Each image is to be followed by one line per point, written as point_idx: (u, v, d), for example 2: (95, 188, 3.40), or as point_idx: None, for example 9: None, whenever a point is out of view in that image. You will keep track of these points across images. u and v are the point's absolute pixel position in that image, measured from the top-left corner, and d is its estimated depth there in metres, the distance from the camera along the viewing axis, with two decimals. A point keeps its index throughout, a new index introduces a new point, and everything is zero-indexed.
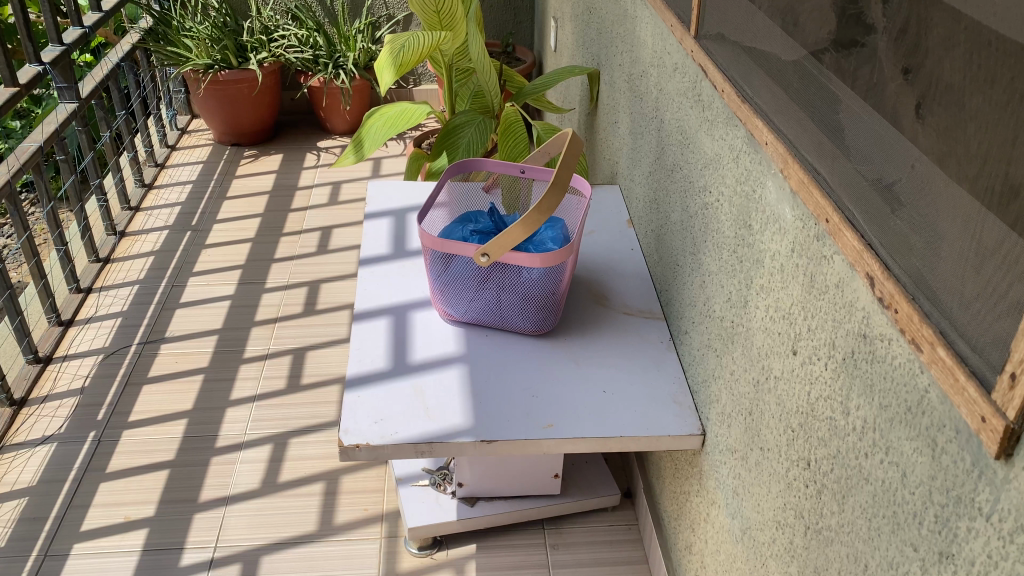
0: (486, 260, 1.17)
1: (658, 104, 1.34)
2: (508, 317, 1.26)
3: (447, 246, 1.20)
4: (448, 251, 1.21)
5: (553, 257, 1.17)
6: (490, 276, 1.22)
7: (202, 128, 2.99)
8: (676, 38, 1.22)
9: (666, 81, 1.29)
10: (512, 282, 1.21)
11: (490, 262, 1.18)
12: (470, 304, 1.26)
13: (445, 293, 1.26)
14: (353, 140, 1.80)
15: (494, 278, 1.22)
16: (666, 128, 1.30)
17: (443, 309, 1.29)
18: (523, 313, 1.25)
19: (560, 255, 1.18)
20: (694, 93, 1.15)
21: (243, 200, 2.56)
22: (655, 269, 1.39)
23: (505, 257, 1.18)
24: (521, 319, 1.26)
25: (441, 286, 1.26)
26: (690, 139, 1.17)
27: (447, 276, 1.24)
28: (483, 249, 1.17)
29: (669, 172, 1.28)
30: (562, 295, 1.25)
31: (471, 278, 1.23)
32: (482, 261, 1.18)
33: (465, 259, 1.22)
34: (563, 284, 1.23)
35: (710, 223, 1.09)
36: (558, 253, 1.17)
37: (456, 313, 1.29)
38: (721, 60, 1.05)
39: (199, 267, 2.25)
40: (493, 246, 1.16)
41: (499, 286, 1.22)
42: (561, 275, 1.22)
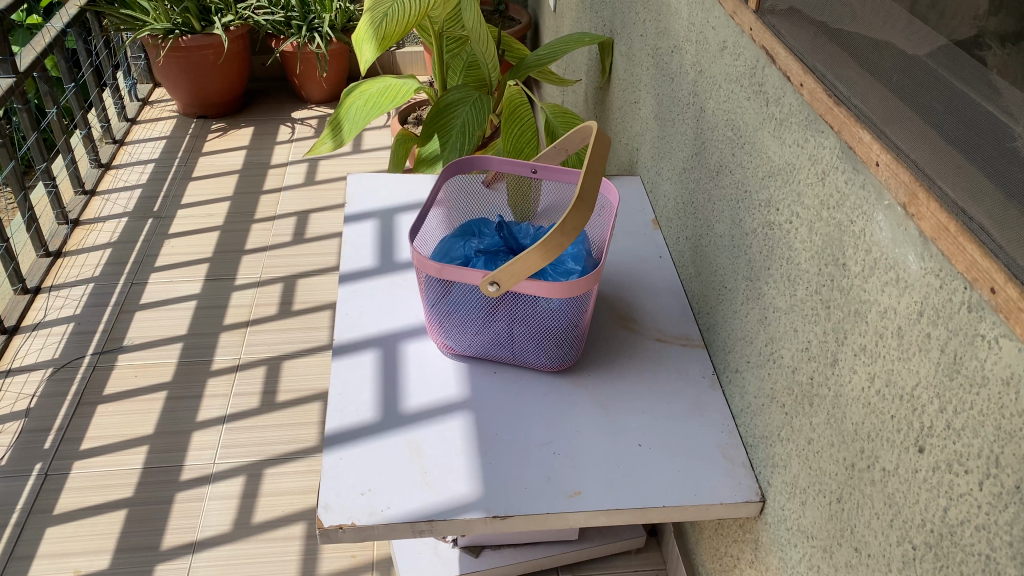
0: (494, 290, 0.96)
1: (697, 88, 1.11)
2: (520, 353, 1.05)
3: (447, 271, 0.98)
4: (448, 279, 0.99)
5: (576, 286, 0.96)
6: (499, 307, 1.00)
7: (164, 99, 2.72)
8: (724, 10, 0.99)
9: (709, 62, 1.06)
10: (524, 313, 1.00)
11: (500, 292, 0.96)
12: (474, 338, 1.05)
13: (444, 325, 1.04)
14: (331, 122, 1.57)
15: (504, 309, 1.00)
16: (708, 119, 1.07)
17: (441, 341, 1.08)
18: (539, 349, 1.03)
19: (584, 283, 0.96)
20: (752, 81, 0.92)
21: (211, 181, 2.32)
22: (692, 284, 1.17)
23: (519, 287, 0.96)
24: (535, 355, 1.04)
25: (438, 317, 1.04)
26: (747, 139, 0.95)
27: (445, 306, 1.02)
28: (490, 277, 0.95)
29: (714, 174, 1.06)
30: (585, 326, 1.03)
31: (475, 309, 1.01)
32: (489, 290, 0.96)
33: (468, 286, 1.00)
34: (586, 314, 1.02)
35: (777, 248, 0.87)
36: (582, 281, 0.95)
37: (456, 348, 1.07)
38: (792, 44, 0.83)
39: (162, 260, 2.02)
40: (505, 274, 0.94)
41: (509, 318, 1.01)
42: (584, 304, 1.00)
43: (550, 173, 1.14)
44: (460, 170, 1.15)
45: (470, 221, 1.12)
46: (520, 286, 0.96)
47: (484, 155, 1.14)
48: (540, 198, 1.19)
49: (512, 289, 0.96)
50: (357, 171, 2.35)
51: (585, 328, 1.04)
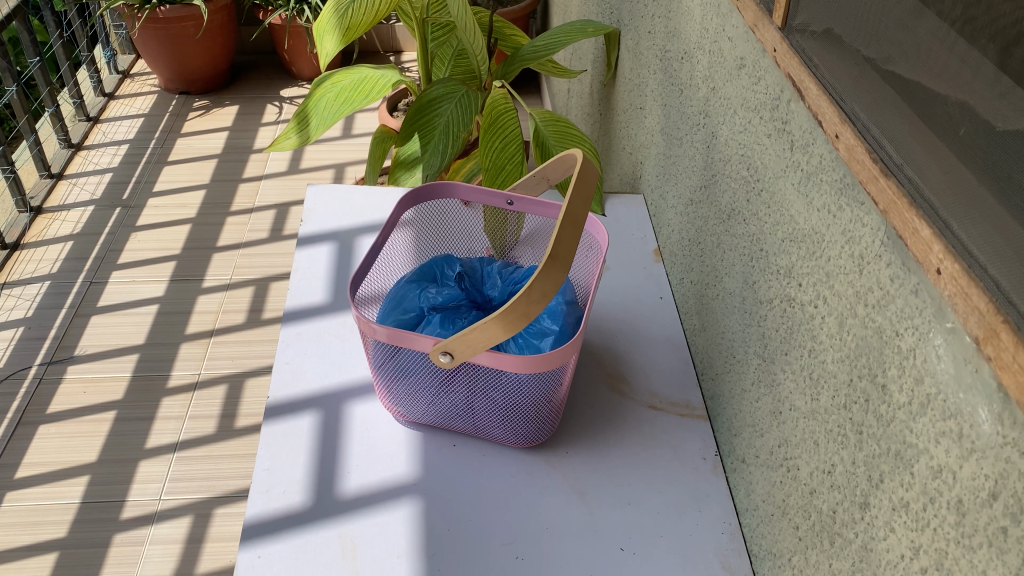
0: (448, 361, 0.78)
1: (708, 110, 0.92)
2: (483, 425, 0.88)
3: (394, 334, 0.80)
4: (395, 343, 0.81)
5: (547, 359, 0.77)
6: (455, 376, 0.82)
7: (146, 72, 2.54)
8: (744, 19, 0.80)
9: (725, 80, 0.87)
10: (487, 385, 0.82)
11: (454, 363, 0.78)
12: (427, 405, 0.87)
13: (391, 388, 0.87)
14: (297, 116, 1.38)
15: (462, 380, 0.82)
16: (720, 149, 0.88)
17: (390, 404, 0.91)
18: (503, 422, 0.86)
19: (557, 356, 0.77)
20: (773, 117, 0.74)
21: (187, 165, 2.15)
22: (695, 338, 0.99)
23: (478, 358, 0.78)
24: (501, 428, 0.87)
25: (383, 380, 0.87)
26: (765, 186, 0.76)
27: (393, 370, 0.85)
28: (443, 346, 0.77)
29: (726, 218, 0.87)
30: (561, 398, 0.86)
31: (428, 375, 0.83)
32: (441, 360, 0.78)
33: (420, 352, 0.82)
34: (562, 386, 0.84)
35: (798, 335, 0.69)
36: (554, 355, 0.77)
37: (408, 414, 0.90)
38: (828, 78, 0.64)
39: (126, 256, 1.86)
40: (459, 343, 0.76)
41: (466, 387, 0.83)
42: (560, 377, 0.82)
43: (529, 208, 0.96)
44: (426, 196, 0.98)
45: (432, 259, 0.94)
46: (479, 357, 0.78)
47: (455, 183, 0.96)
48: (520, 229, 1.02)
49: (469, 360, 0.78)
50: (345, 159, 2.17)
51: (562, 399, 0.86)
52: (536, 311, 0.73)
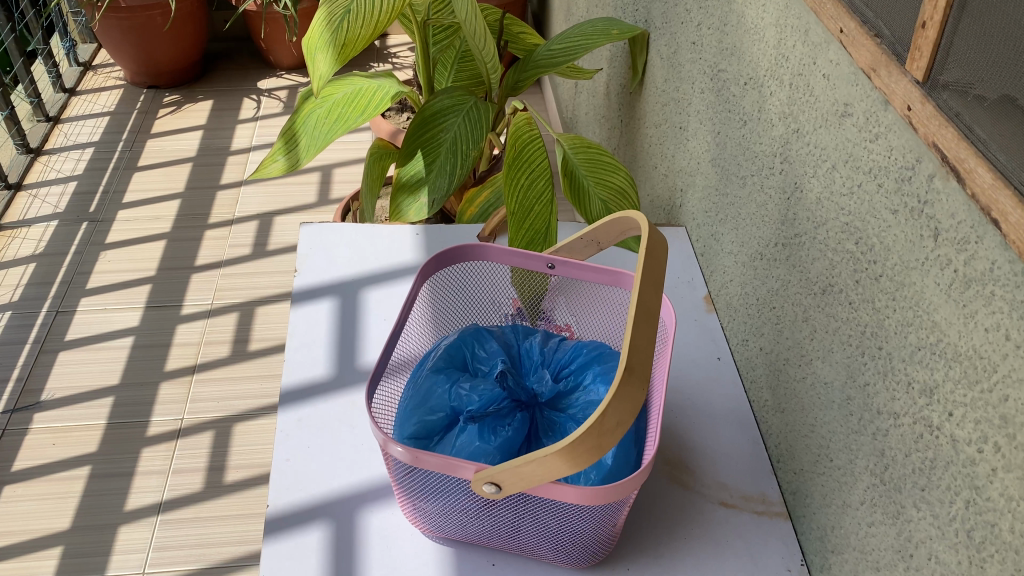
0: (494, 492, 0.63)
1: (787, 155, 0.77)
2: (529, 546, 0.73)
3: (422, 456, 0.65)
4: (427, 467, 0.65)
5: (617, 488, 0.63)
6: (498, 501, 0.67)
7: (110, 63, 2.34)
8: (851, 58, 0.65)
9: (814, 124, 0.72)
10: (539, 511, 0.67)
11: (501, 495, 0.63)
12: (462, 525, 0.72)
13: (416, 506, 0.72)
14: (284, 133, 1.22)
15: (507, 505, 0.67)
16: (807, 206, 0.73)
17: (415, 519, 0.76)
18: (556, 544, 0.71)
19: (628, 485, 0.63)
20: (902, 190, 0.59)
21: (160, 170, 1.97)
22: (768, 416, 0.85)
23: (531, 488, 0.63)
24: (551, 550, 0.72)
25: (407, 498, 0.72)
26: (886, 271, 0.61)
27: (421, 490, 0.70)
28: (486, 476, 0.62)
29: (819, 291, 0.72)
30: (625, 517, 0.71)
31: (463, 499, 0.68)
32: (485, 490, 0.63)
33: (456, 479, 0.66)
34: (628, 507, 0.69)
35: (946, 474, 0.55)
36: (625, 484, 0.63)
37: (437, 530, 0.75)
38: (1004, 161, 0.49)
39: (96, 279, 1.68)
40: (508, 474, 0.61)
41: (511, 512, 0.68)
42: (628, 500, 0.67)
43: (573, 273, 0.83)
44: (450, 261, 0.84)
45: (456, 335, 0.79)
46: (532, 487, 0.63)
47: (486, 246, 0.84)
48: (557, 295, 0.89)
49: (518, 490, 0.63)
50: (332, 160, 2.00)
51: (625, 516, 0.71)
52: (610, 441, 0.59)
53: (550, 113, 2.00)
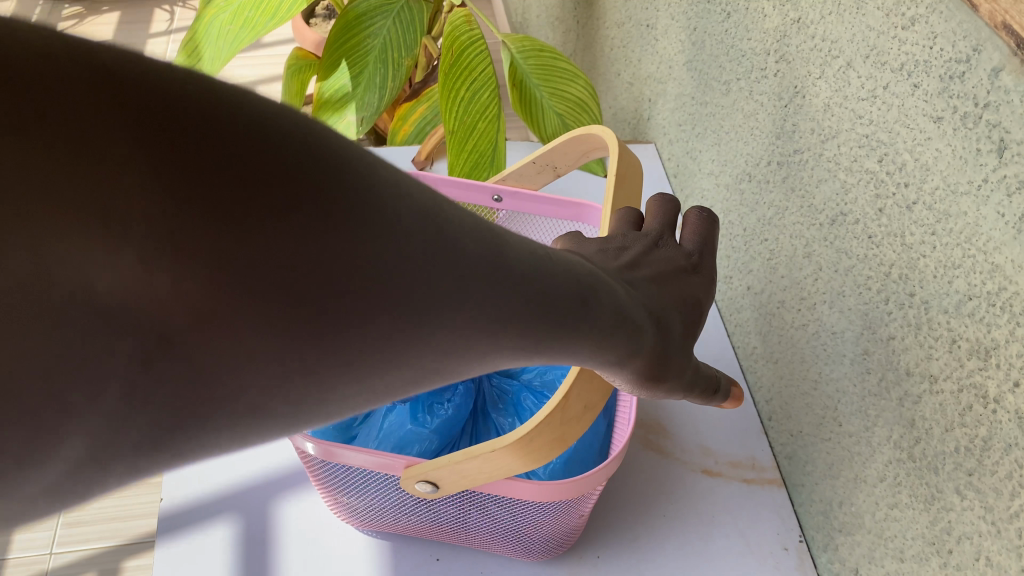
0: (432, 492, 0.50)
1: (784, 52, 0.63)
2: (478, 539, 0.60)
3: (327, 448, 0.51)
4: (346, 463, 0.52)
5: (581, 481, 0.50)
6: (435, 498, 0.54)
7: None
8: None
9: (822, 11, 0.57)
10: (486, 505, 0.54)
11: (433, 494, 0.50)
12: (394, 519, 0.59)
13: (337, 499, 0.59)
14: (185, 47, 1.05)
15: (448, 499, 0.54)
16: (812, 116, 0.59)
17: (339, 510, 0.62)
18: (510, 538, 0.58)
19: (595, 478, 0.50)
20: (950, 91, 0.45)
21: None
22: (757, 366, 0.73)
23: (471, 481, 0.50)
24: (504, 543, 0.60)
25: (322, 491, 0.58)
26: (922, 197, 0.48)
27: (341, 486, 0.56)
28: (414, 474, 0.49)
29: (826, 221, 0.59)
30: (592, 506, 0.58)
31: (391, 494, 0.55)
32: (419, 489, 0.50)
33: (380, 474, 0.52)
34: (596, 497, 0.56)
35: (1005, 459, 0.43)
36: (590, 478, 0.49)
37: (366, 522, 0.62)
38: None
39: None
40: (436, 471, 0.48)
41: (452, 506, 0.55)
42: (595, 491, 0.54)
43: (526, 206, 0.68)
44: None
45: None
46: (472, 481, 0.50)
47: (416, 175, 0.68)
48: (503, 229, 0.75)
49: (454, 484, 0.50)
50: (257, 77, 1.81)
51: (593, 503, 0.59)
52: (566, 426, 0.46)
53: (497, 19, 1.81)
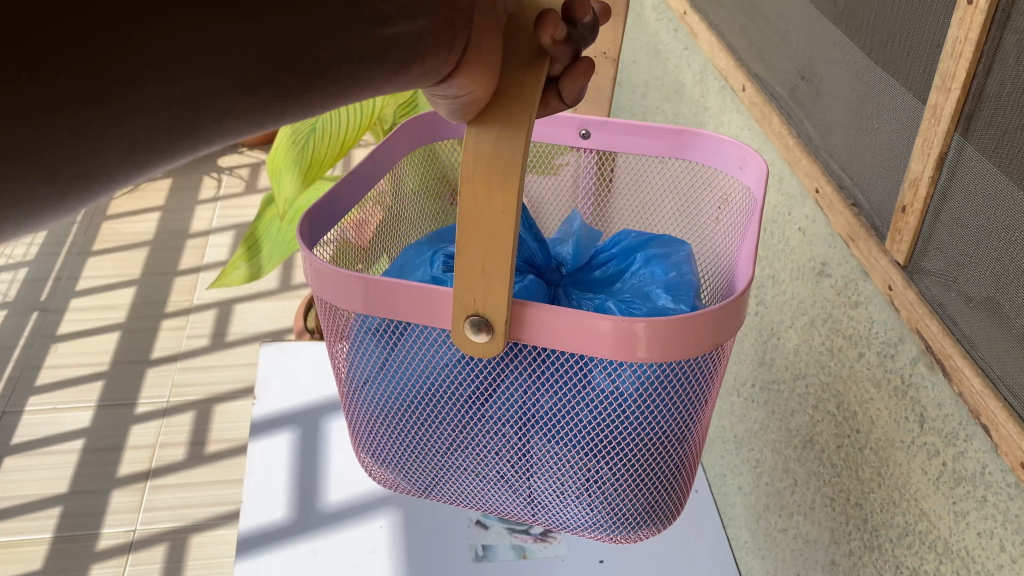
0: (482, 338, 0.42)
1: (762, 299, 0.76)
2: (566, 487, 0.50)
3: (370, 300, 0.45)
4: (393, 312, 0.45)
5: (674, 332, 0.42)
6: (509, 383, 0.47)
7: None
8: (826, 217, 0.64)
9: (791, 277, 0.70)
10: (582, 384, 0.46)
11: (494, 345, 0.42)
12: (474, 445, 0.50)
13: (407, 419, 0.51)
14: (246, 242, 1.19)
15: (532, 376, 0.46)
16: (785, 356, 0.72)
17: (398, 457, 0.53)
18: (610, 467, 0.49)
19: (688, 330, 0.42)
20: (885, 366, 0.57)
21: (115, 255, 1.91)
22: (748, 557, 0.82)
23: (540, 329, 0.43)
24: (596, 488, 0.49)
25: (376, 413, 0.52)
26: (870, 443, 0.59)
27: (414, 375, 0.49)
28: (469, 307, 0.41)
29: (799, 445, 0.70)
30: (704, 411, 0.50)
31: (463, 374, 0.47)
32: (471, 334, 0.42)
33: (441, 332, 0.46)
34: (707, 387, 0.49)
35: None
36: (683, 324, 0.42)
37: (436, 464, 0.52)
38: (991, 363, 0.47)
39: (45, 376, 1.60)
40: (486, 267, 0.39)
41: (528, 393, 0.47)
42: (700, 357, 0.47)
43: (619, 140, 0.67)
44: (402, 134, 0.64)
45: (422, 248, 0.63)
46: (535, 322, 0.43)
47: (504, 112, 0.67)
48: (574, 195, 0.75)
49: (516, 329, 0.43)
50: None
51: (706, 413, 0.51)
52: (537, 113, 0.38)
53: None
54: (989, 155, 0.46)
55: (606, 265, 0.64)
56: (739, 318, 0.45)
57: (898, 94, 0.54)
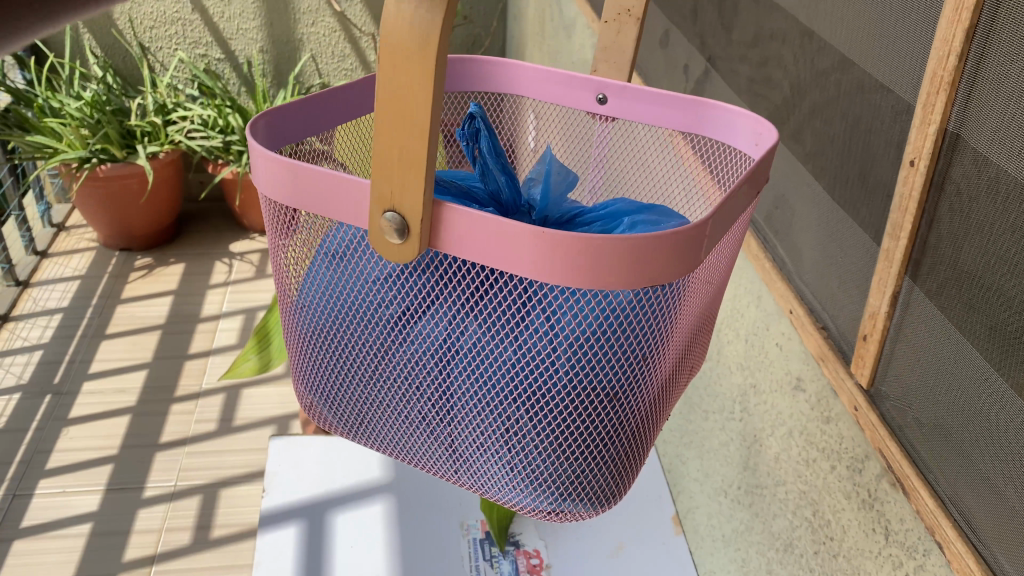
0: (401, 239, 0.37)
1: (746, 407, 0.81)
2: (486, 436, 0.45)
3: (295, 182, 0.41)
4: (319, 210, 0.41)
5: (604, 255, 0.36)
6: (430, 303, 0.43)
7: (84, 225, 2.41)
8: (799, 336, 0.69)
9: (771, 389, 0.75)
10: (511, 322, 0.42)
11: (409, 251, 0.37)
12: (401, 386, 0.46)
13: (339, 345, 0.47)
14: (257, 333, 1.24)
15: (463, 307, 0.42)
16: (766, 462, 0.76)
17: (330, 390, 0.50)
18: (535, 420, 0.44)
19: (618, 256, 0.36)
20: (854, 479, 0.61)
21: (127, 339, 1.97)
22: None
23: (462, 236, 0.37)
24: (518, 443, 0.45)
25: (310, 331, 0.49)
26: (842, 552, 0.63)
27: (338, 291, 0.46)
28: (381, 199, 0.36)
29: (779, 549, 0.74)
30: (648, 377, 0.44)
31: (396, 296, 0.44)
32: (388, 229, 0.37)
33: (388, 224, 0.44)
34: (653, 347, 0.43)
35: None
36: (619, 244, 0.36)
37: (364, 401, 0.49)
38: (942, 483, 0.51)
39: (56, 460, 1.64)
40: (400, 155, 0.35)
41: (456, 317, 0.43)
42: (646, 309, 0.41)
43: (638, 109, 0.58)
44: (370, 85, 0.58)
45: None
46: (458, 227, 0.37)
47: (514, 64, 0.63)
48: (587, 154, 0.70)
49: (439, 238, 0.38)
50: None
51: (651, 380, 0.45)
52: None
53: None
54: (934, 298, 0.51)
55: (588, 227, 0.51)
56: (695, 255, 0.38)
57: (856, 232, 0.60)
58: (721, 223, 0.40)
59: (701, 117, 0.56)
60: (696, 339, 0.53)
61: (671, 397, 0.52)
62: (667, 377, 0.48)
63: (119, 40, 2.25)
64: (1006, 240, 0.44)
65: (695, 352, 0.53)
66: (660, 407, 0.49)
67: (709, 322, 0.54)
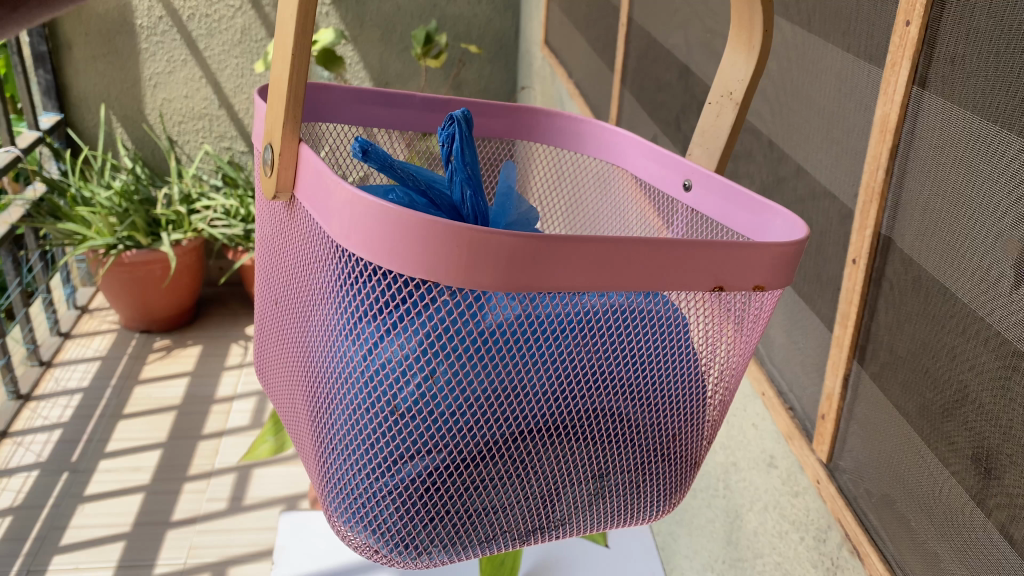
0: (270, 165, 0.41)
1: (729, 483, 0.86)
2: (319, 429, 0.44)
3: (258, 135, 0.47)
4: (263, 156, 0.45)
5: (384, 224, 0.34)
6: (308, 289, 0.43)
7: (106, 307, 2.50)
8: (770, 415, 0.75)
9: (750, 467, 0.81)
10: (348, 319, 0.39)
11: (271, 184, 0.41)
12: (295, 367, 0.47)
13: (277, 329, 0.50)
14: (273, 415, 1.30)
15: (315, 288, 0.41)
16: (744, 535, 0.81)
17: (278, 373, 0.52)
18: (342, 419, 0.41)
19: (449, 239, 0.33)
20: (818, 549, 0.66)
21: (145, 419, 2.03)
22: None
23: (304, 178, 0.39)
24: (332, 441, 0.42)
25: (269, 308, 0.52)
26: None
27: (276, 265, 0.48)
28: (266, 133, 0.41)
29: None
30: (454, 419, 0.38)
31: (296, 274, 0.45)
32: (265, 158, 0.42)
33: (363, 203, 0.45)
34: (468, 378, 0.38)
35: None
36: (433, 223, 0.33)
37: (285, 385, 0.50)
38: (890, 547, 0.56)
39: (70, 536, 1.68)
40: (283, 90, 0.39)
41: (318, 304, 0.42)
42: (454, 332, 0.37)
43: (711, 200, 0.51)
44: (418, 114, 0.59)
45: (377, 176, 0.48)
46: (305, 167, 0.39)
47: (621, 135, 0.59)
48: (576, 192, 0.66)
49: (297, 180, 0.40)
50: None
51: (462, 425, 0.39)
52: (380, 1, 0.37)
53: None
54: (877, 380, 0.57)
55: None
56: (497, 269, 0.34)
57: (814, 320, 0.66)
58: (583, 259, 0.35)
59: (763, 224, 0.46)
60: (649, 434, 0.45)
61: (563, 486, 0.43)
62: (526, 447, 0.41)
63: (149, 134, 2.39)
64: (930, 327, 0.51)
65: (649, 450, 0.46)
66: (507, 480, 0.41)
67: (680, 425, 0.46)
